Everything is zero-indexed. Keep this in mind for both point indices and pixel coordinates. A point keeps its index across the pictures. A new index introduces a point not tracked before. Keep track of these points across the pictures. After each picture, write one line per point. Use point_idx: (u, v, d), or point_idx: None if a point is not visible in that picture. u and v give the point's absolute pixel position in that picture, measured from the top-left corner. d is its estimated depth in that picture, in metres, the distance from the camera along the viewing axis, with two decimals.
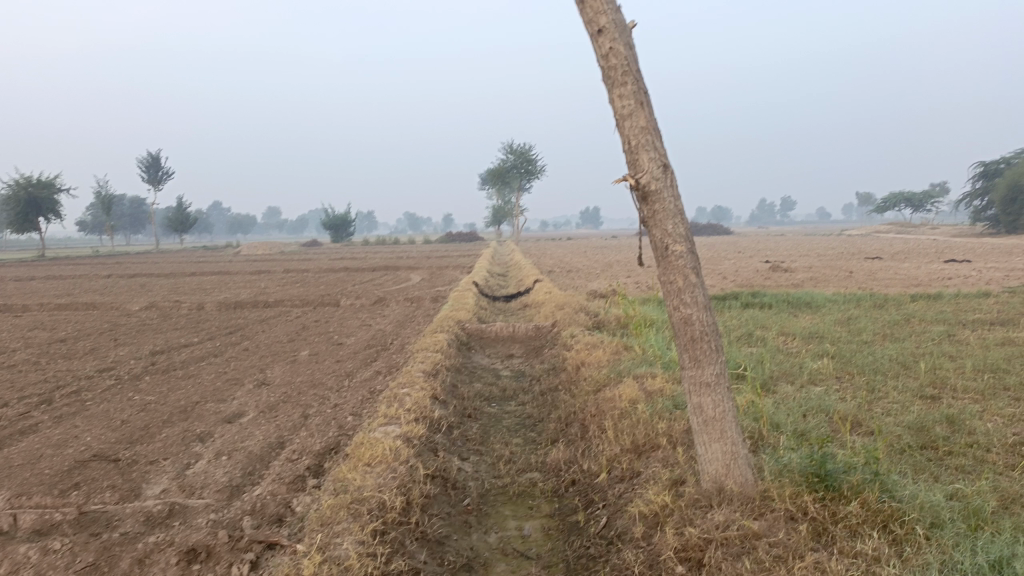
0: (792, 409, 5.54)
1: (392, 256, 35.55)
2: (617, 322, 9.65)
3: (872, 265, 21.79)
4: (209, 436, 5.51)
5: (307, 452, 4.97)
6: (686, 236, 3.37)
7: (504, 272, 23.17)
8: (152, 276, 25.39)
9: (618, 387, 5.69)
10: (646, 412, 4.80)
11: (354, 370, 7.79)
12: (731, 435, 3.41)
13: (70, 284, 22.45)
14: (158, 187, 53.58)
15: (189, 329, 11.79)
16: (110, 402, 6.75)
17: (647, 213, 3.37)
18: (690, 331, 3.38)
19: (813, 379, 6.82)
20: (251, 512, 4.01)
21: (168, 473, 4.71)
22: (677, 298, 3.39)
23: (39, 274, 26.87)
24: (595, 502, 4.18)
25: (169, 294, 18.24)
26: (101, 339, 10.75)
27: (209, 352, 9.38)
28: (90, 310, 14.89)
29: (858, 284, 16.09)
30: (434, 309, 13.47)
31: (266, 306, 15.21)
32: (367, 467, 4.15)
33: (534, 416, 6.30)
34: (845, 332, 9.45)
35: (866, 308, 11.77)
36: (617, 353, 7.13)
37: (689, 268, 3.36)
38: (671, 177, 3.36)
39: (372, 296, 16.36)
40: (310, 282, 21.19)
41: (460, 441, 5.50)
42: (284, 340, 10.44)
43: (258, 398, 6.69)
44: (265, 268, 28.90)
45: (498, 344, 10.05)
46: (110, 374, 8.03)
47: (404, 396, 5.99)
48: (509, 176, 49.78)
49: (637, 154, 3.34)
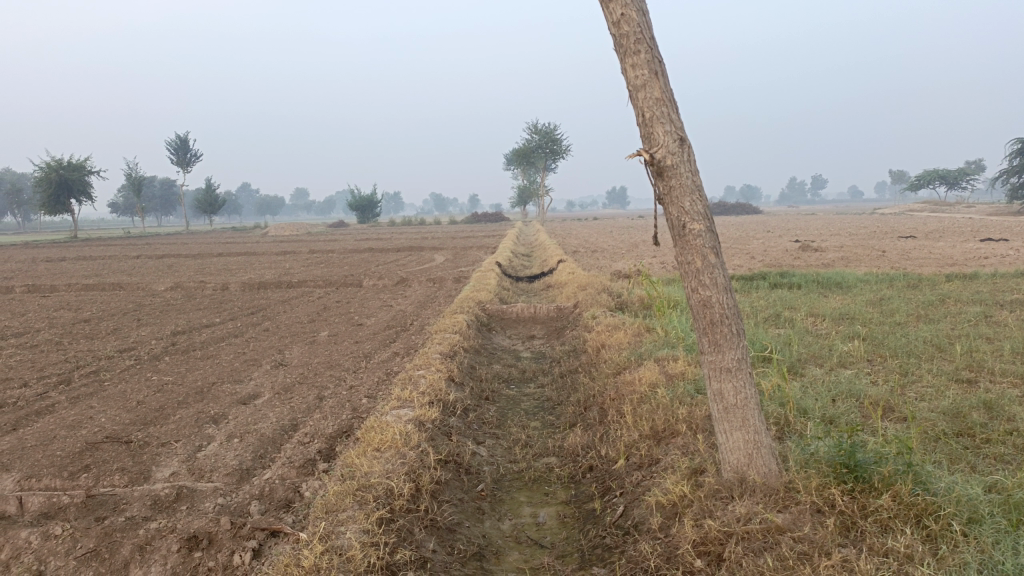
0: (821, 394, 5.33)
1: (417, 236, 35.57)
2: (640, 303, 9.45)
3: (906, 244, 21.25)
4: (222, 418, 5.44)
5: (319, 435, 4.87)
6: (705, 214, 3.17)
7: (529, 252, 23.00)
8: (181, 256, 25.65)
9: (638, 370, 5.52)
10: (666, 396, 4.63)
11: (372, 351, 7.70)
12: (754, 424, 3.23)
13: (100, 264, 22.77)
14: (188, 169, 54.04)
15: (212, 309, 11.80)
16: (127, 383, 6.72)
17: (663, 190, 3.18)
18: (710, 314, 3.20)
19: (843, 362, 6.59)
20: (259, 497, 3.93)
21: (178, 455, 4.64)
22: (696, 279, 3.20)
23: (70, 255, 27.32)
24: (612, 490, 4.04)
25: (194, 274, 18.34)
26: (124, 319, 10.79)
27: (229, 333, 9.35)
28: (117, 290, 15.00)
29: (891, 263, 15.68)
30: (456, 290, 13.36)
31: (289, 286, 15.21)
32: (376, 452, 4.04)
33: (552, 398, 6.15)
34: (876, 312, 9.16)
35: (899, 288, 11.43)
36: (639, 335, 6.96)
37: (708, 248, 3.17)
38: (689, 152, 3.17)
39: (396, 276, 16.31)
40: (334, 262, 21.21)
41: (476, 425, 5.38)
42: (304, 320, 10.40)
43: (274, 380, 6.62)
44: (290, 248, 28.99)
45: (520, 325, 9.91)
46: (130, 355, 8.04)
47: (420, 379, 5.87)
48: (535, 155, 49.40)
49: (652, 127, 3.14)
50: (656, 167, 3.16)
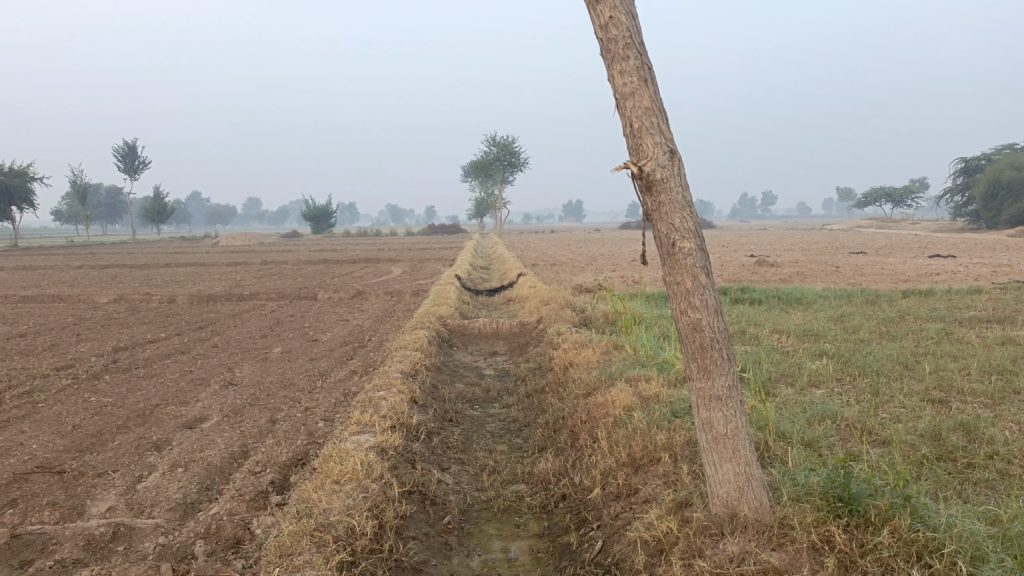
0: (797, 416, 5.17)
1: (374, 248, 35.16)
2: (604, 319, 9.26)
3: (859, 260, 21.53)
4: (166, 444, 5.05)
5: (272, 464, 4.54)
6: (695, 231, 2.97)
7: (488, 265, 22.76)
8: (127, 266, 24.76)
9: (610, 391, 5.30)
10: (642, 421, 4.41)
11: (328, 370, 7.35)
12: (746, 456, 3.02)
13: (39, 275, 21.78)
14: (135, 176, 52.51)
15: (157, 324, 11.27)
16: (63, 404, 6.26)
17: (652, 205, 2.97)
18: (699, 338, 2.99)
19: (814, 381, 6.47)
20: (205, 536, 3.59)
21: (116, 488, 4.25)
22: (685, 300, 2.99)
23: (8, 263, 26.18)
24: (589, 522, 3.80)
25: (140, 286, 17.63)
26: (63, 334, 10.21)
27: (176, 349, 8.89)
28: (56, 303, 14.29)
29: (847, 279, 15.81)
30: (414, 304, 13.02)
31: (241, 299, 14.70)
32: (336, 484, 3.73)
33: (520, 420, 5.90)
34: (840, 329, 9.12)
35: (859, 304, 11.48)
36: (607, 353, 6.76)
37: (698, 268, 2.97)
38: (678, 165, 2.96)
39: (351, 289, 15.89)
40: (288, 274, 20.63)
41: (440, 450, 5.10)
42: (256, 336, 9.95)
43: (223, 401, 6.23)
44: (241, 260, 28.20)
45: (481, 341, 9.64)
46: (67, 373, 7.54)
47: (380, 400, 5.56)
48: (493, 167, 49.26)
49: (641, 137, 2.93)
50: (645, 182, 2.95)
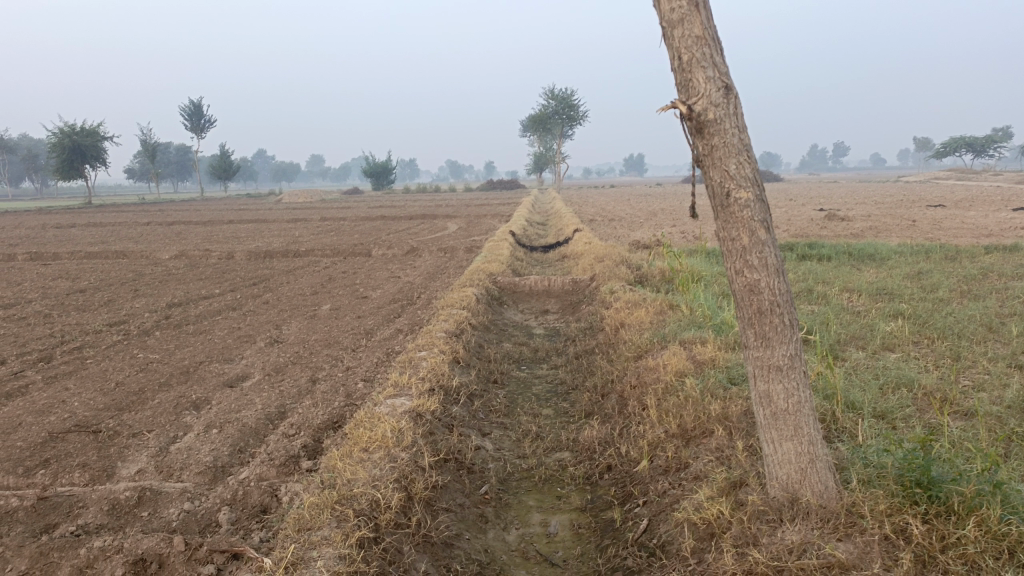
0: (867, 384, 4.77)
1: (431, 204, 35.04)
2: (661, 277, 8.86)
3: (937, 214, 20.33)
4: (204, 403, 4.96)
5: (306, 426, 4.38)
6: (754, 179, 2.59)
7: (545, 221, 22.35)
8: (190, 223, 25.23)
9: (662, 354, 4.98)
10: (695, 388, 4.07)
11: (374, 328, 7.20)
12: (809, 433, 2.68)
13: (108, 231, 22.35)
14: (202, 134, 53.47)
15: (213, 280, 11.31)
16: (111, 361, 6.27)
17: (703, 150, 2.61)
18: (757, 302, 2.64)
19: (887, 344, 6.00)
20: (230, 502, 3.45)
21: (148, 449, 4.17)
22: (741, 259, 2.64)
23: (80, 221, 26.93)
24: (634, 497, 3.53)
25: (201, 242, 17.89)
26: (121, 289, 10.36)
27: (227, 305, 8.89)
28: (119, 259, 14.59)
29: (923, 234, 14.92)
30: (467, 260, 12.79)
31: (297, 255, 14.75)
32: (364, 452, 3.54)
33: (567, 382, 5.64)
34: (915, 288, 8.51)
35: (937, 261, 10.75)
36: (661, 313, 6.40)
37: (758, 222, 2.60)
38: (735, 103, 2.57)
39: (406, 246, 15.74)
40: (345, 231, 20.64)
41: (482, 414, 4.89)
42: (307, 292, 9.90)
43: (265, 359, 6.13)
44: (300, 215, 28.33)
45: (532, 299, 9.38)
46: (119, 329, 7.58)
47: (420, 361, 5.36)
48: (552, 121, 48.39)
49: (692, 71, 2.55)
50: (695, 123, 2.58)
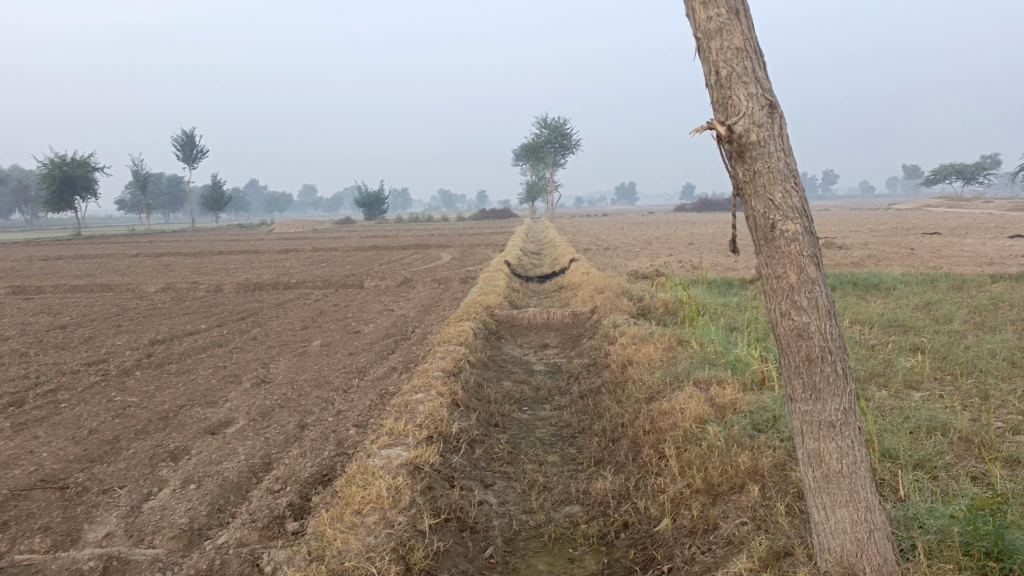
0: (898, 427, 4.44)
1: (423, 234, 34.78)
2: (664, 309, 8.56)
3: (935, 242, 20.13)
4: (183, 453, 4.58)
5: (293, 480, 4.01)
6: (802, 210, 2.29)
7: (540, 250, 22.09)
8: (179, 255, 24.83)
9: (677, 395, 4.66)
10: (719, 437, 3.74)
11: (367, 367, 6.84)
12: (866, 498, 2.35)
13: (95, 263, 21.94)
14: (195, 165, 53.25)
15: (200, 314, 10.94)
16: (86, 405, 5.88)
17: (744, 176, 2.31)
18: (806, 348, 2.32)
19: (909, 381, 5.69)
20: (205, 574, 3.08)
21: (118, 509, 3.78)
22: (787, 299, 2.33)
23: (67, 253, 26.48)
24: (658, 562, 3.18)
25: (189, 275, 17.51)
26: (103, 325, 9.96)
27: (212, 342, 8.51)
28: (104, 292, 14.19)
29: (925, 262, 14.70)
30: (462, 292, 12.47)
31: (287, 287, 14.39)
32: (358, 514, 3.17)
33: (573, 425, 5.30)
34: (927, 319, 8.22)
35: (944, 290, 10.49)
36: (670, 348, 6.09)
37: (807, 257, 2.28)
38: (780, 124, 2.29)
39: (398, 277, 15.40)
40: (337, 262, 20.30)
41: (484, 463, 4.53)
42: (296, 327, 9.54)
43: (251, 401, 5.75)
44: (292, 246, 27.97)
45: (531, 333, 9.05)
46: (97, 369, 7.20)
47: (417, 404, 5.01)
48: (544, 150, 48.43)
49: (731, 87, 2.29)
50: (735, 146, 2.30)
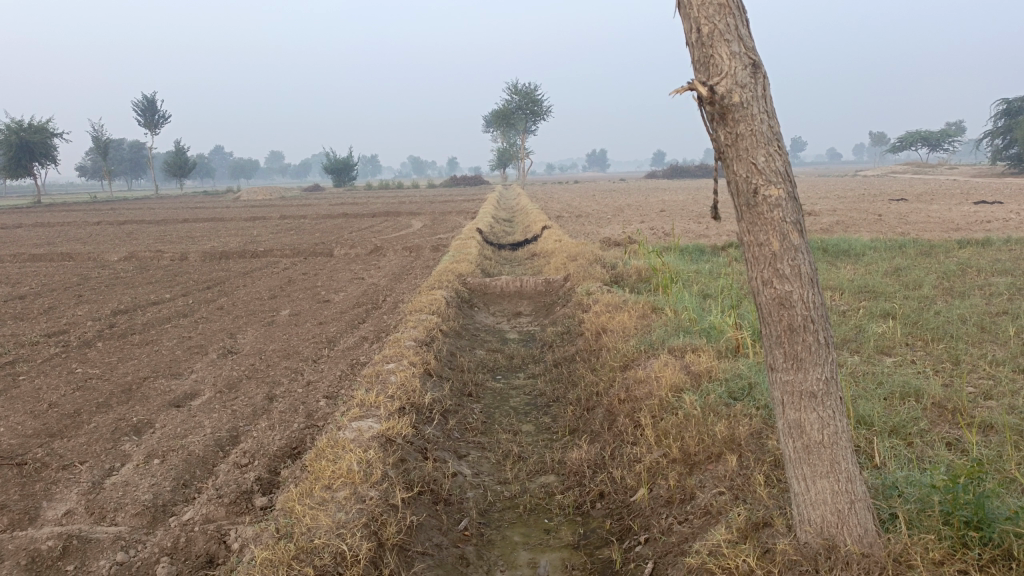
0: (873, 393, 4.44)
1: (394, 200, 34.34)
2: (637, 276, 8.51)
3: (903, 208, 20.33)
4: (146, 427, 4.45)
5: (261, 454, 3.91)
6: (785, 174, 2.21)
7: (511, 217, 21.92)
8: (143, 222, 24.27)
9: (652, 364, 4.61)
10: (695, 406, 3.70)
11: (336, 336, 6.70)
12: (847, 469, 2.32)
13: (55, 232, 21.33)
14: (157, 130, 51.92)
15: (164, 284, 10.67)
16: (45, 377, 5.69)
17: (726, 139, 2.22)
18: (788, 318, 2.26)
19: (882, 347, 5.71)
20: (171, 552, 2.98)
21: (79, 485, 3.65)
22: (769, 268, 2.25)
23: (25, 221, 25.74)
24: (634, 533, 3.14)
25: (153, 243, 17.11)
26: (63, 295, 9.67)
27: (178, 312, 8.30)
28: (64, 262, 13.79)
29: (894, 228, 14.82)
30: (433, 260, 12.32)
31: (254, 255, 14.12)
32: (327, 489, 3.08)
33: (547, 394, 5.25)
34: (898, 285, 8.27)
35: (912, 256, 10.58)
36: (645, 316, 6.04)
37: (789, 224, 2.21)
38: (762, 84, 2.20)
39: (369, 245, 15.18)
40: (306, 230, 19.97)
41: (457, 434, 4.46)
42: (264, 296, 9.34)
43: (218, 373, 5.61)
44: (259, 213, 27.45)
45: (504, 301, 8.97)
46: (57, 340, 6.97)
47: (389, 374, 4.91)
48: (515, 117, 47.95)
49: (713, 46, 2.18)
50: (717, 108, 2.20)
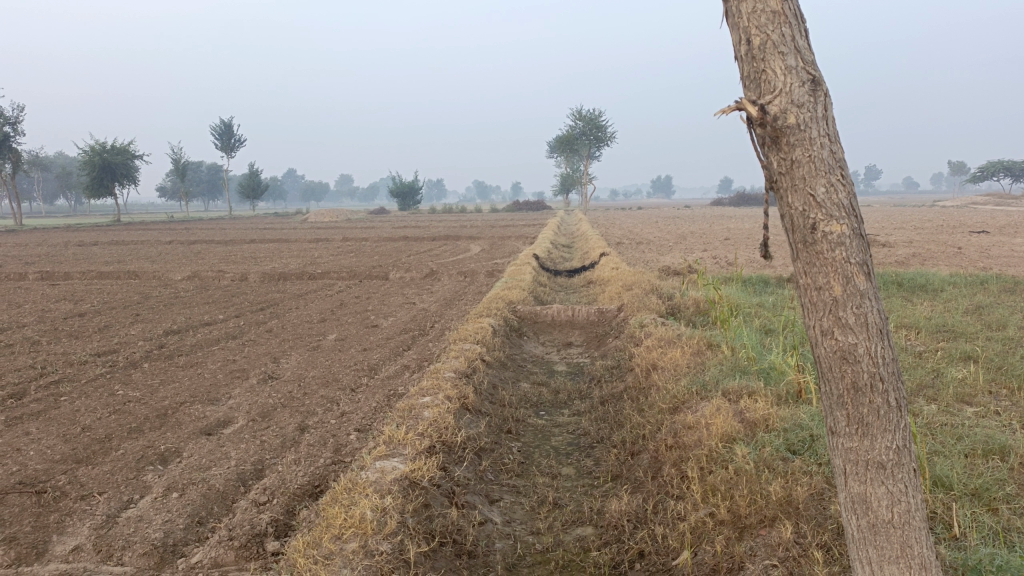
0: (952, 449, 4.00)
1: (455, 224, 34.47)
2: (695, 308, 8.13)
3: (984, 240, 19.23)
4: (173, 456, 4.32)
5: (281, 491, 3.71)
6: (850, 208, 1.88)
7: (571, 244, 21.61)
8: (211, 242, 24.85)
9: (703, 407, 4.27)
10: (747, 460, 3.34)
11: (378, 364, 6.53)
12: (920, 553, 1.99)
13: (127, 250, 21.94)
14: (231, 153, 53.58)
15: (219, 304, 10.73)
16: (86, 399, 5.65)
17: (780, 167, 1.92)
18: (851, 374, 1.94)
19: (961, 394, 5.21)
20: None
21: (93, 518, 3.51)
22: (829, 315, 1.93)
23: (102, 239, 26.63)
24: None
25: (217, 263, 17.40)
26: (121, 314, 9.81)
27: (227, 334, 8.28)
28: (130, 280, 14.11)
29: (974, 263, 13.96)
30: (487, 286, 12.12)
31: (311, 277, 14.17)
32: (336, 540, 2.86)
33: (590, 434, 4.94)
34: (979, 325, 7.67)
35: (995, 293, 9.87)
36: (699, 352, 5.69)
37: (855, 265, 1.88)
38: (823, 104, 1.89)
39: (424, 269, 15.10)
40: (365, 252, 20.04)
41: (490, 476, 4.19)
42: (314, 320, 9.28)
43: (254, 400, 5.47)
44: (323, 235, 27.82)
45: (555, 330, 8.69)
46: (106, 360, 6.98)
47: (423, 408, 4.68)
48: (579, 143, 47.80)
49: (765, 59, 1.89)
50: (768, 130, 1.90)
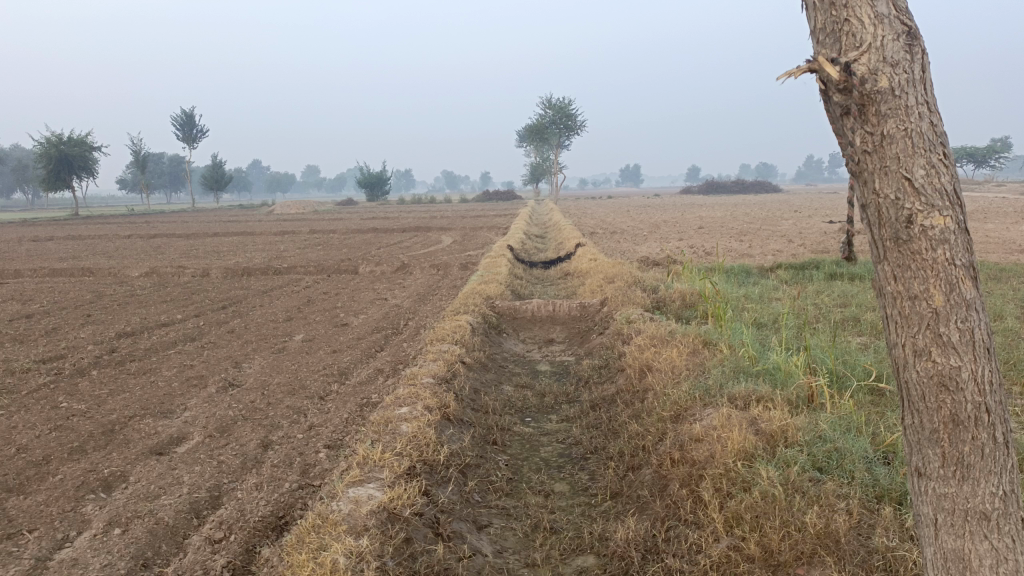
0: None
1: (425, 215, 33.91)
2: (682, 301, 7.75)
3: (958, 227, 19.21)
4: (118, 483, 3.81)
5: (240, 526, 3.25)
6: (954, 196, 1.48)
7: (544, 233, 21.21)
8: (173, 236, 24.04)
9: (710, 416, 3.89)
10: (773, 483, 2.96)
11: (349, 368, 6.06)
12: None
13: (83, 245, 21.06)
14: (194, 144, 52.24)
15: (179, 303, 10.12)
16: (23, 413, 5.10)
17: (867, 143, 1.51)
18: (951, 405, 1.54)
19: None
20: None
21: (19, 562, 3.01)
22: (927, 331, 1.53)
23: (59, 234, 25.62)
24: None
25: (178, 258, 16.67)
26: (72, 314, 9.18)
27: (185, 336, 7.72)
28: (85, 277, 13.40)
29: None
30: (461, 280, 11.67)
31: (277, 273, 13.56)
32: None
33: (583, 443, 4.53)
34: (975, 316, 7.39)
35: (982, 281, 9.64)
36: (695, 351, 5.33)
37: (960, 267, 1.49)
38: (921, 63, 1.50)
39: (396, 262, 14.58)
40: (334, 245, 19.43)
41: (477, 497, 3.76)
42: (280, 318, 8.75)
43: (212, 412, 4.97)
44: (290, 228, 27.09)
45: (535, 327, 8.28)
46: (51, 368, 6.42)
47: (401, 421, 4.25)
48: (550, 132, 47.37)
49: (848, 5, 1.50)
50: (854, 96, 1.50)
